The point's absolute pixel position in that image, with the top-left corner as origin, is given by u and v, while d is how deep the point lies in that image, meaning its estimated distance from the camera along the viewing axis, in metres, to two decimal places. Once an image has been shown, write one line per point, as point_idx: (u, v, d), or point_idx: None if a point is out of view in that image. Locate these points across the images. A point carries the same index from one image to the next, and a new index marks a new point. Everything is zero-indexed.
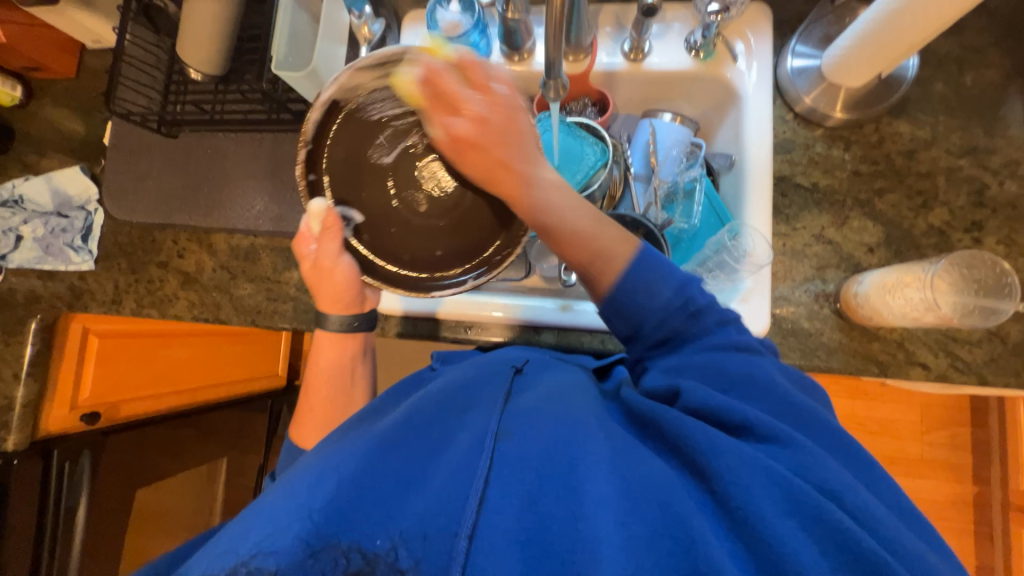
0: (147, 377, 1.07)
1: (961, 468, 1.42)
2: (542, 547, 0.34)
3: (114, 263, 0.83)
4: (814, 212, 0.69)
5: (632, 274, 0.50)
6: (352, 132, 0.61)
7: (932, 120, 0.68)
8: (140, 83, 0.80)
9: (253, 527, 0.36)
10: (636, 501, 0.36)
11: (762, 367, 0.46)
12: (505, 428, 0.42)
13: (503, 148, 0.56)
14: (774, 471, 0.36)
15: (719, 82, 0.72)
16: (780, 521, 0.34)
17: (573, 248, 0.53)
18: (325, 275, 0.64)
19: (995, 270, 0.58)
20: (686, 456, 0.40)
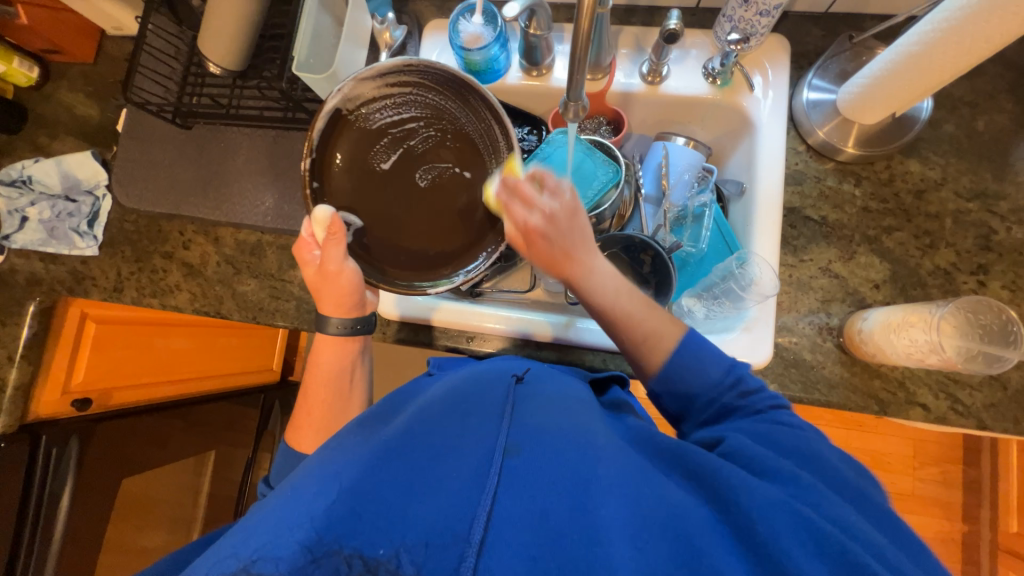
0: (142, 366, 1.06)
1: (952, 506, 1.42)
2: (550, 569, 0.34)
3: (118, 250, 0.83)
4: (822, 245, 0.69)
5: (680, 357, 0.52)
6: (353, 139, 0.63)
7: (943, 162, 0.69)
8: (158, 73, 0.80)
9: (254, 533, 0.36)
10: (649, 529, 0.36)
11: (796, 427, 0.46)
12: (513, 443, 0.42)
13: (573, 241, 0.54)
14: (800, 512, 0.36)
15: (735, 110, 0.73)
16: (804, 563, 0.34)
17: (621, 330, 0.55)
18: (330, 280, 0.62)
19: (1001, 318, 0.58)
20: (706, 488, 0.40)
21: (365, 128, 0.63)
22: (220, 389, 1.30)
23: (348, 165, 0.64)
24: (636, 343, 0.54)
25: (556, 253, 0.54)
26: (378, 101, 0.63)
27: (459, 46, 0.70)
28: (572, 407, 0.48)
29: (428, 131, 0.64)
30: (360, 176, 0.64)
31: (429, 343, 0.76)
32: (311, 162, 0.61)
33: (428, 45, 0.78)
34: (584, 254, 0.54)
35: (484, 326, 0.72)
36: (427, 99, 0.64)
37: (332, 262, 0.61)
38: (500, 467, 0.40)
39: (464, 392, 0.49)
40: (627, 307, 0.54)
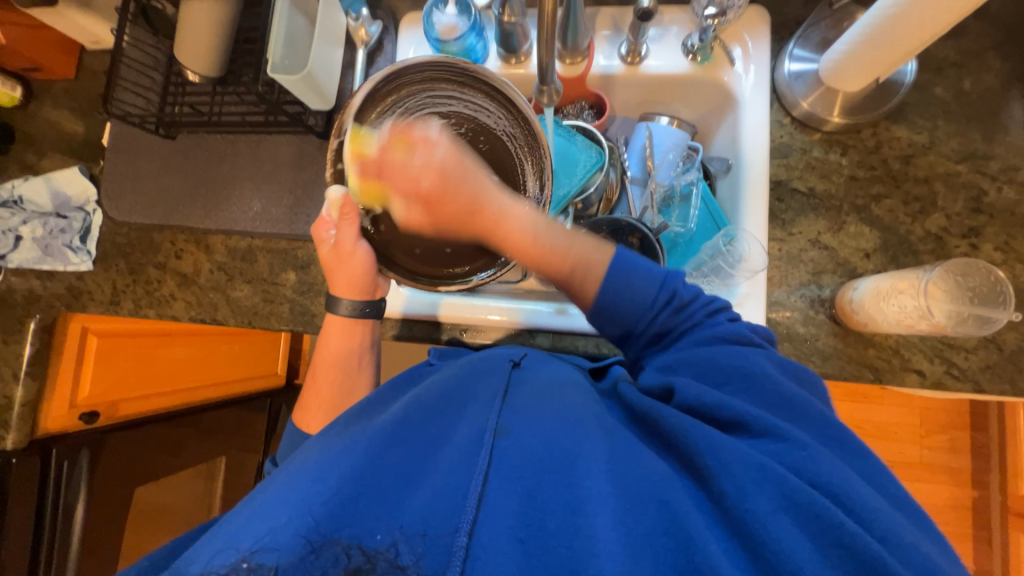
0: (146, 377, 1.08)
1: (961, 472, 1.42)
2: (539, 545, 0.35)
3: (112, 263, 0.84)
4: (811, 217, 0.68)
5: (612, 279, 0.51)
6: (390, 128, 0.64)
7: (930, 125, 0.68)
8: (138, 85, 0.80)
9: (252, 521, 0.36)
10: (632, 500, 0.36)
11: (750, 356, 0.46)
12: (504, 424, 0.43)
13: (473, 187, 0.54)
14: (769, 470, 0.36)
15: (717, 86, 0.72)
16: (773, 520, 0.33)
17: (551, 263, 0.53)
18: (343, 259, 0.65)
19: (989, 279, 0.58)
20: (685, 456, 0.40)
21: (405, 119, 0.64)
22: (227, 396, 1.31)
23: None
24: (567, 276, 0.53)
25: (457, 200, 0.54)
26: (422, 95, 0.64)
27: (435, 39, 0.70)
28: (563, 389, 0.49)
29: (460, 129, 0.65)
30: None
31: (432, 338, 0.76)
32: (337, 144, 0.60)
33: (404, 39, 0.77)
34: (480, 187, 0.54)
35: (478, 318, 0.73)
36: (471, 105, 0.65)
37: (346, 241, 0.64)
38: (491, 449, 0.40)
39: (455, 380, 0.50)
40: (553, 243, 0.53)
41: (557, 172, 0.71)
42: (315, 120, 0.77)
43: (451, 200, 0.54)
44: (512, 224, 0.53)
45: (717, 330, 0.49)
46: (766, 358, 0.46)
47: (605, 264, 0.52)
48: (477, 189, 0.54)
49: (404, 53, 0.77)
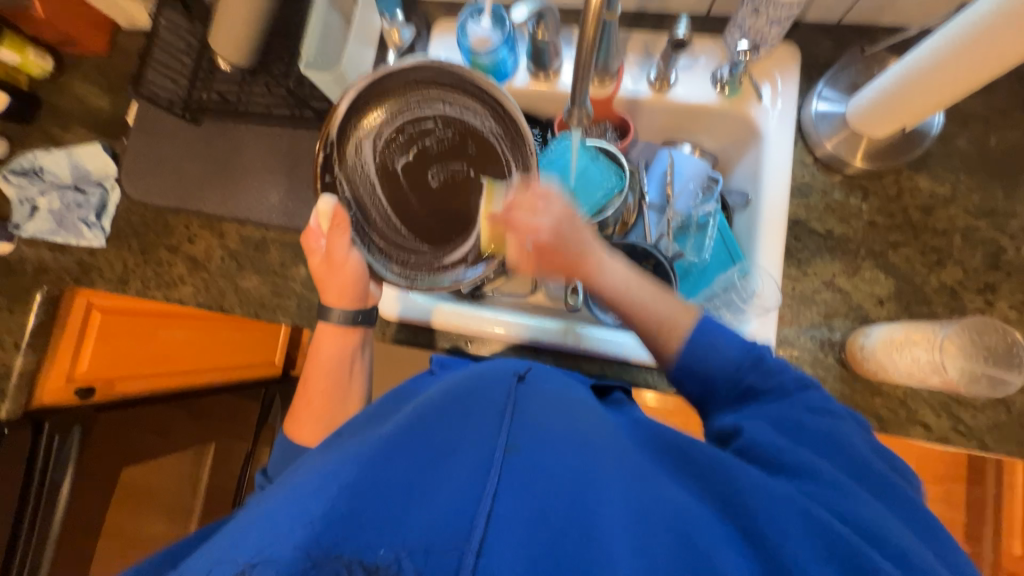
0: (146, 356, 1.07)
1: (956, 525, 1.40)
2: (552, 569, 0.34)
3: (124, 242, 0.84)
4: (826, 258, 0.68)
5: (697, 342, 0.51)
6: (378, 132, 0.65)
7: (953, 178, 0.68)
8: (169, 68, 0.81)
9: (252, 532, 0.37)
10: (652, 529, 0.36)
11: (828, 417, 0.45)
12: (514, 442, 0.41)
13: (584, 246, 0.55)
14: (814, 516, 0.37)
15: (742, 119, 0.72)
16: (811, 565, 0.34)
17: (637, 318, 0.54)
18: (337, 269, 0.65)
19: (1006, 339, 0.57)
20: (713, 489, 0.40)
21: (389, 123, 0.65)
22: (224, 381, 1.31)
23: (369, 157, 0.66)
24: (651, 334, 0.54)
25: (567, 257, 0.55)
26: (405, 100, 0.65)
27: (467, 49, 0.71)
28: (576, 409, 0.48)
29: (442, 130, 0.66)
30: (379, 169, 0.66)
31: (427, 343, 0.76)
32: (324, 156, 0.63)
33: (436, 47, 0.78)
34: (588, 247, 0.55)
35: (484, 330, 0.73)
36: (457, 105, 0.65)
37: (338, 252, 0.64)
38: (501, 465, 0.39)
39: (467, 385, 0.48)
40: (643, 296, 0.54)
41: (577, 190, 0.70)
42: None
43: (563, 253, 0.55)
44: (608, 278, 0.55)
45: (807, 399, 0.47)
46: (848, 427, 0.45)
47: (690, 326, 0.53)
48: (586, 250, 0.55)
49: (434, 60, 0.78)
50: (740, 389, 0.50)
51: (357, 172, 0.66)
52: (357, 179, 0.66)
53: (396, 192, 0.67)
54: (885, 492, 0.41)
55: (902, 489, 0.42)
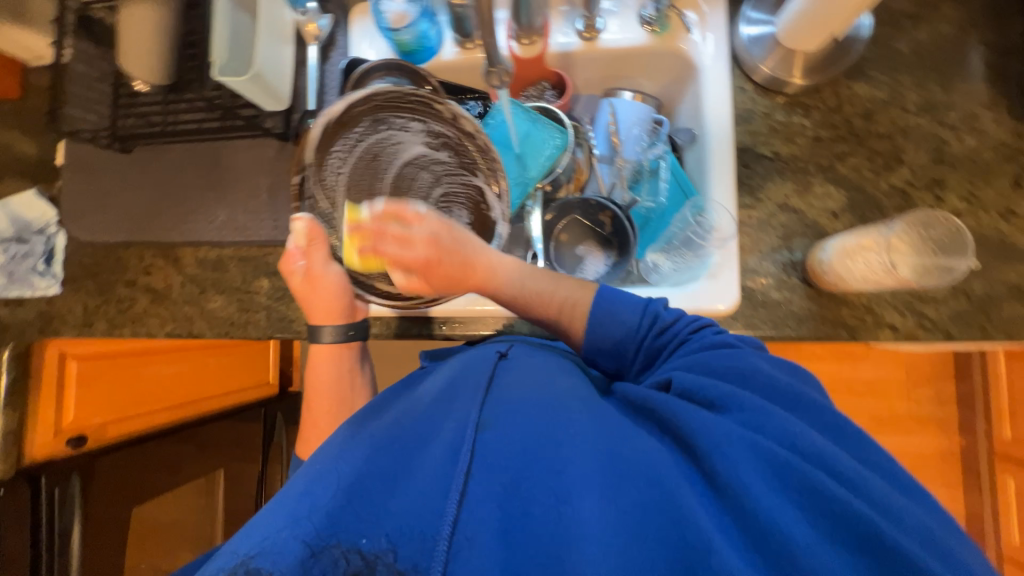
0: (130, 397, 1.06)
1: (948, 421, 1.46)
2: (523, 538, 0.37)
3: (80, 285, 0.82)
4: (777, 181, 0.68)
5: (596, 314, 0.56)
6: (350, 159, 0.65)
7: (889, 80, 0.68)
8: (88, 100, 0.78)
9: (256, 531, 0.38)
10: (620, 481, 0.39)
11: (736, 353, 0.49)
12: (485, 419, 0.45)
13: (463, 253, 0.61)
14: (759, 447, 0.38)
15: (677, 55, 0.71)
16: (766, 496, 0.36)
17: (540, 306, 0.59)
18: (317, 284, 0.65)
19: (949, 228, 0.57)
20: (682, 439, 0.42)
21: (366, 147, 0.65)
22: (222, 407, 1.28)
23: (342, 180, 0.65)
24: (554, 318, 0.58)
25: (451, 266, 0.60)
26: (376, 124, 0.65)
27: (386, 28, 0.69)
28: (555, 374, 0.52)
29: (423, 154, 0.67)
30: (350, 193, 0.66)
31: (423, 333, 0.72)
32: (299, 180, 0.62)
33: (358, 32, 0.77)
34: (472, 251, 0.61)
35: (461, 311, 0.70)
36: (434, 125, 0.66)
37: (316, 265, 0.64)
38: (472, 443, 0.43)
39: (452, 375, 0.54)
40: (540, 286, 0.59)
41: (522, 156, 0.71)
42: (272, 123, 0.75)
43: (448, 258, 0.60)
44: (498, 278, 0.60)
45: (709, 341, 0.51)
46: (757, 355, 0.49)
47: (591, 302, 0.57)
48: (464, 262, 0.61)
49: (357, 44, 0.77)
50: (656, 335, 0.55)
51: (333, 192, 0.65)
52: (328, 200, 0.65)
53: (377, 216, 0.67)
54: (806, 409, 0.43)
55: (818, 401, 0.44)
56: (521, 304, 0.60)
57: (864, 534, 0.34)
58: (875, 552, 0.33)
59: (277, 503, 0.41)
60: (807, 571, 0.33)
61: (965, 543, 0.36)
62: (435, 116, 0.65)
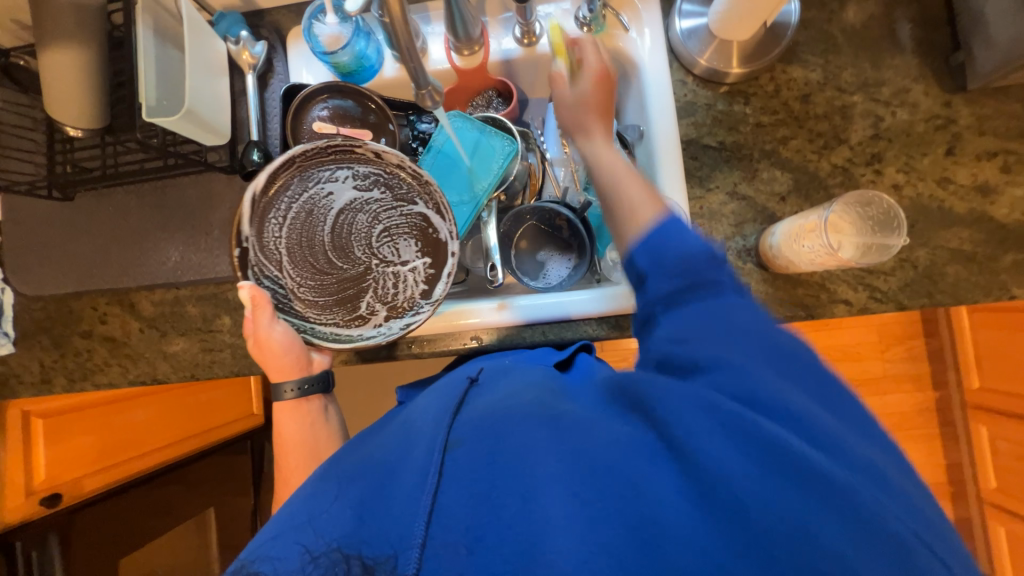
0: (107, 446, 1.04)
1: (920, 377, 1.50)
2: (496, 544, 0.37)
3: (35, 341, 0.80)
4: (725, 170, 0.69)
5: (659, 232, 0.46)
6: (282, 220, 0.63)
7: (822, 61, 0.69)
8: (20, 150, 0.75)
9: (261, 541, 0.41)
10: (583, 474, 0.39)
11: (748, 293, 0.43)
12: (455, 437, 0.43)
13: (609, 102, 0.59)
14: (731, 419, 0.37)
15: (616, 54, 0.72)
16: (736, 470, 0.35)
17: (613, 193, 0.53)
18: (264, 347, 0.61)
19: (883, 209, 0.60)
20: (647, 415, 0.41)
21: (297, 205, 0.64)
22: (202, 446, 1.26)
23: (281, 242, 0.63)
24: (625, 202, 0.51)
25: (601, 95, 0.58)
26: (303, 183, 0.63)
27: (322, 52, 0.67)
28: (523, 385, 0.50)
29: (356, 199, 0.66)
30: (293, 253, 0.64)
31: (392, 355, 0.73)
32: (240, 253, 0.60)
33: (294, 58, 0.75)
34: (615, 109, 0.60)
35: (424, 330, 0.69)
36: (359, 169, 0.65)
37: (261, 330, 0.60)
38: (442, 459, 0.42)
39: (431, 397, 0.53)
40: (620, 174, 0.54)
41: (473, 169, 0.71)
42: (216, 156, 0.74)
43: (608, 90, 0.59)
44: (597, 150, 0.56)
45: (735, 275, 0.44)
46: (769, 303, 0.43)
47: (652, 217, 0.48)
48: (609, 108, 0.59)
49: (297, 71, 0.75)
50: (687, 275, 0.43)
51: (278, 257, 0.63)
52: (274, 264, 0.63)
53: (323, 268, 0.65)
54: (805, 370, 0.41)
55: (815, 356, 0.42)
56: (605, 175, 0.55)
57: (833, 498, 0.34)
58: (827, 504, 0.34)
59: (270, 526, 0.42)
60: (768, 540, 0.33)
61: (903, 475, 0.39)
62: (359, 160, 0.64)
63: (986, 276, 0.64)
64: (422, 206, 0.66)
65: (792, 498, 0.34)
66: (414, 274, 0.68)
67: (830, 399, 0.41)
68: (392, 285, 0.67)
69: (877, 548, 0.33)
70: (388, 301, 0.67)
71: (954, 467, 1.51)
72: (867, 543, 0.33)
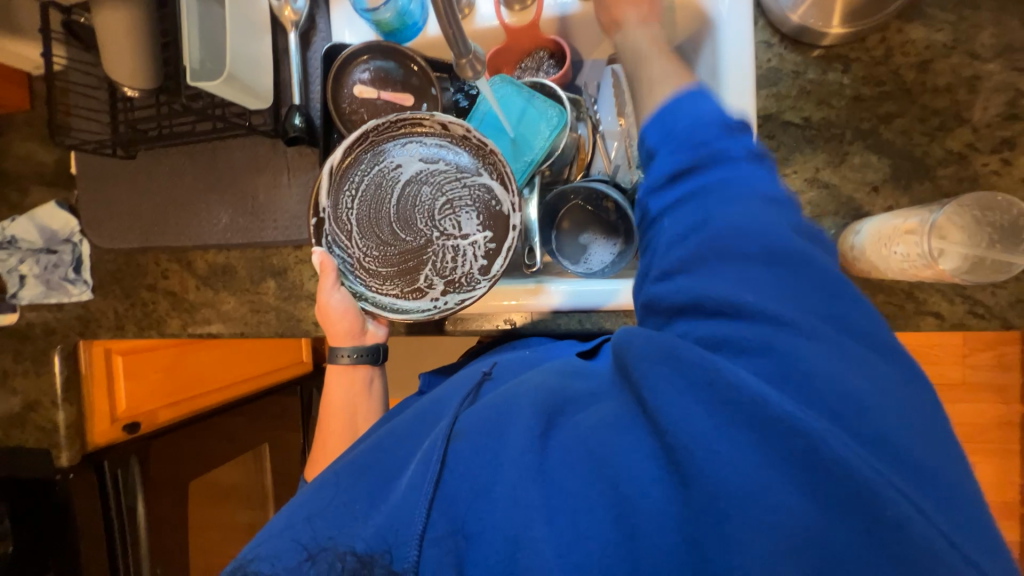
0: (176, 384, 1.15)
1: (1008, 389, 1.33)
2: (483, 538, 0.36)
3: (109, 290, 0.87)
4: (807, 152, 0.60)
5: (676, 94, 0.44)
6: (346, 193, 0.61)
7: (953, 18, 0.56)
8: (88, 109, 0.78)
9: (271, 529, 0.42)
10: (567, 468, 0.36)
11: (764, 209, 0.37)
12: (456, 426, 0.42)
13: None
14: (724, 398, 0.33)
15: (690, 8, 0.61)
16: (728, 459, 0.31)
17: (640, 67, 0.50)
18: (325, 311, 0.64)
19: (1011, 215, 0.50)
20: (634, 394, 0.37)
21: (362, 177, 0.61)
22: (254, 389, 1.38)
23: (348, 215, 0.61)
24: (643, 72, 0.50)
25: None
26: (369, 157, 0.61)
27: (364, 9, 0.63)
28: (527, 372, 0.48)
29: (421, 172, 0.61)
30: (363, 225, 0.62)
31: (425, 330, 0.73)
32: (315, 222, 0.60)
33: (337, 17, 0.71)
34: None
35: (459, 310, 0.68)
36: (427, 142, 0.61)
37: (322, 293, 0.62)
38: (442, 450, 0.41)
39: (439, 391, 0.52)
40: (646, 52, 0.51)
41: (517, 141, 0.65)
42: (259, 119, 0.73)
43: None
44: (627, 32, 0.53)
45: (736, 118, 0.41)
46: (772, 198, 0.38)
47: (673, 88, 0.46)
48: None
49: (338, 30, 0.71)
50: (700, 146, 0.40)
51: (349, 229, 0.61)
52: (345, 234, 0.62)
53: (387, 242, 0.62)
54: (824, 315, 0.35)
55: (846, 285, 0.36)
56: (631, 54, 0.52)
57: (851, 496, 0.29)
58: (840, 500, 0.30)
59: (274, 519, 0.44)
60: (757, 544, 0.30)
61: (926, 440, 0.33)
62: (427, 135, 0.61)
63: None
64: (489, 180, 0.61)
65: (802, 497, 0.30)
66: (474, 248, 0.62)
67: (858, 354, 0.34)
68: (451, 259, 0.62)
69: (873, 533, 0.29)
70: (446, 275, 0.62)
71: None
72: (857, 521, 0.29)
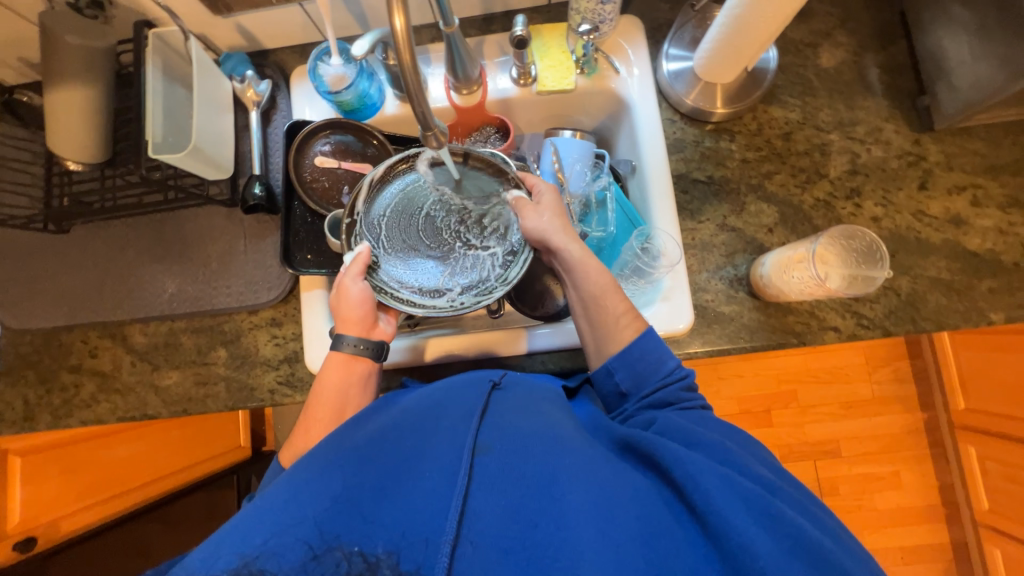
0: (85, 485, 1.00)
1: (909, 399, 1.53)
2: (521, 556, 0.38)
3: (19, 376, 0.77)
4: (715, 203, 0.72)
5: (639, 346, 0.56)
6: (382, 205, 0.68)
7: (800, 102, 0.74)
8: (16, 184, 0.75)
9: (258, 522, 0.38)
10: (613, 510, 0.39)
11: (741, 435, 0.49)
12: (482, 443, 0.44)
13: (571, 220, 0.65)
14: (763, 509, 0.39)
15: (607, 92, 0.76)
16: (771, 558, 0.36)
17: (605, 306, 0.58)
18: (338, 298, 0.61)
19: (867, 244, 0.64)
20: (665, 475, 0.43)
21: (399, 194, 0.69)
22: (196, 478, 1.21)
23: (381, 222, 0.68)
24: (604, 305, 0.58)
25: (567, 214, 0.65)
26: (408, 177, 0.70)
27: (326, 91, 0.70)
28: (546, 406, 0.51)
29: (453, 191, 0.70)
30: (396, 232, 0.69)
31: (391, 384, 0.73)
32: (348, 223, 0.66)
33: (297, 95, 0.77)
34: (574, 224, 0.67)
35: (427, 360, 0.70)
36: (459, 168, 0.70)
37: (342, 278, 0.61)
38: (470, 467, 0.42)
39: (443, 394, 0.51)
40: (601, 287, 0.59)
41: None
42: (217, 190, 0.75)
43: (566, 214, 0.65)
44: (578, 274, 0.60)
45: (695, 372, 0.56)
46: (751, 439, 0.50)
47: (633, 330, 0.57)
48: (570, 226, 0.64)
49: (298, 107, 0.77)
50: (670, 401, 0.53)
51: (380, 234, 0.68)
52: (373, 237, 0.68)
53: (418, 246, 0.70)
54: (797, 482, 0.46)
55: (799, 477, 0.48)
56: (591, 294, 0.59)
57: None
58: None
59: (246, 512, 0.40)
60: None
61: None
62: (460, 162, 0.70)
63: (965, 303, 0.67)
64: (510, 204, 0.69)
65: None
66: (493, 259, 0.70)
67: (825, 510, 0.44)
68: (473, 267, 0.70)
69: None
70: (467, 280, 0.69)
71: (947, 488, 1.51)
72: None
